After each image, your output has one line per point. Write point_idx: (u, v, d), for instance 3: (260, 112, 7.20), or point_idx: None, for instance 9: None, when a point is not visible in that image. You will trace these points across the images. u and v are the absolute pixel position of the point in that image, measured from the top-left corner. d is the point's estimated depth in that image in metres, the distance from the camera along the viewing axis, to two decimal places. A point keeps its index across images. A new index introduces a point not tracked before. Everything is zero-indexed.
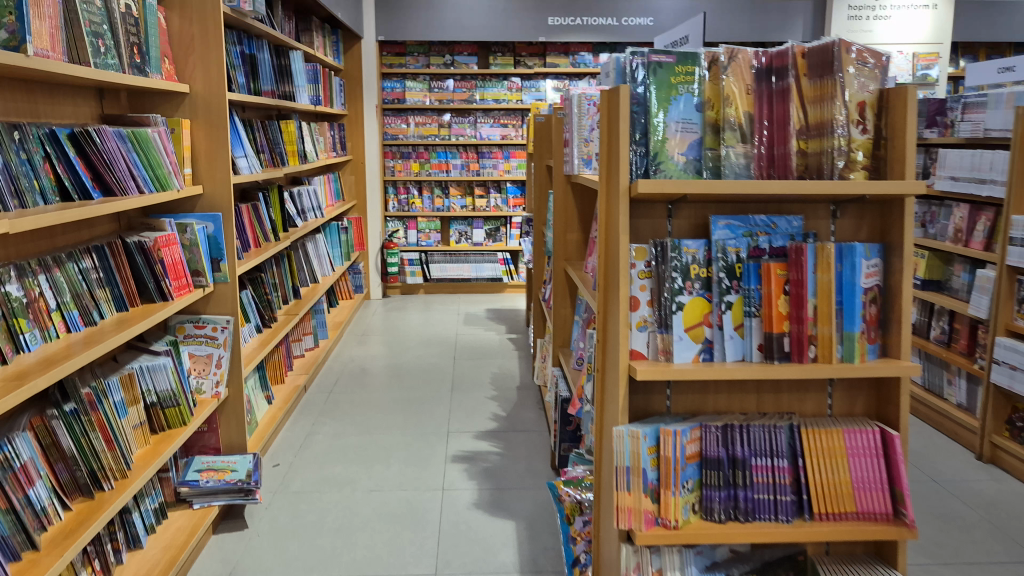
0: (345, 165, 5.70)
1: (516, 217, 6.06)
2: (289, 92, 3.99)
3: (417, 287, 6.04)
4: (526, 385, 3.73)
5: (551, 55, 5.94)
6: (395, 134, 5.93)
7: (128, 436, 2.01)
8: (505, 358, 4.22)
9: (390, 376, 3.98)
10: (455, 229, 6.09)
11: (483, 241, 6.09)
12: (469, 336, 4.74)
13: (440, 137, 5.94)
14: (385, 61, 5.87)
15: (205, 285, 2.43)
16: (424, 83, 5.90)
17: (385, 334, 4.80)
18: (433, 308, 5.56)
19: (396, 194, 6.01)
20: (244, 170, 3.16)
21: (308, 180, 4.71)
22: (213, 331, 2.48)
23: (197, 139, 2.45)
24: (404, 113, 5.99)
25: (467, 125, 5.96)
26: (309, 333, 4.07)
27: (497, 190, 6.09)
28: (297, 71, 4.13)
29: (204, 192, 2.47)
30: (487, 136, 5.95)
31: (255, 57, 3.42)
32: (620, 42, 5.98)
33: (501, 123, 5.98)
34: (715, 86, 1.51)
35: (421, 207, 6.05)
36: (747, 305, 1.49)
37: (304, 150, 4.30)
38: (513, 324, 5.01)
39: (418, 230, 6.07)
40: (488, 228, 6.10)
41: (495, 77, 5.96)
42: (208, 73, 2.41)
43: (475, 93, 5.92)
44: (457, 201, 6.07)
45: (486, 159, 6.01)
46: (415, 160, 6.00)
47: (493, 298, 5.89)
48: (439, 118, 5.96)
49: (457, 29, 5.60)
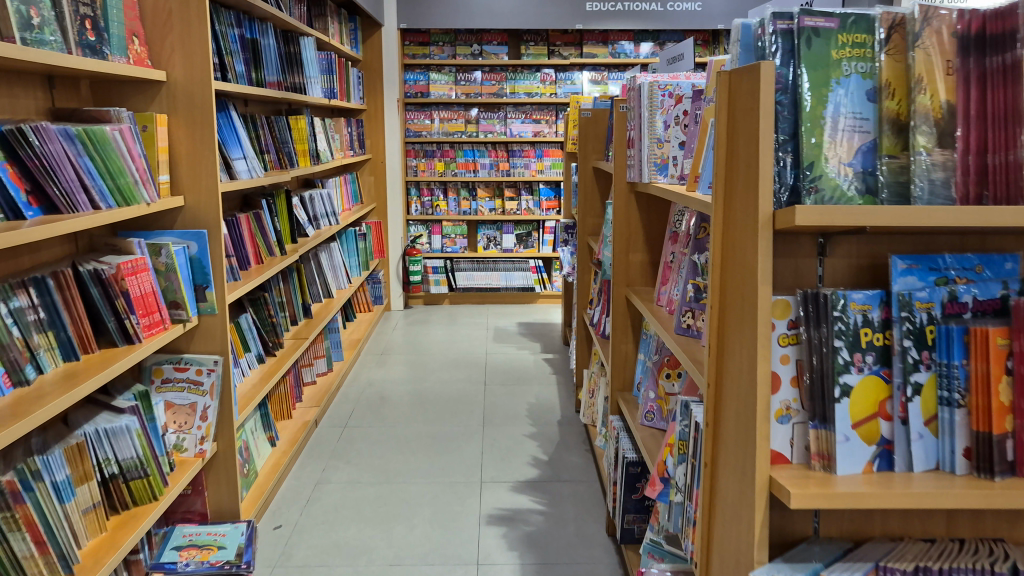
0: (364, 165, 5.24)
1: (549, 221, 5.57)
2: (300, 83, 3.54)
3: (441, 297, 5.56)
4: (569, 420, 3.26)
5: (588, 45, 5.47)
6: (419, 131, 5.46)
7: (75, 525, 1.54)
8: (543, 385, 3.74)
9: (412, 406, 3.51)
10: (483, 234, 5.62)
11: (513, 247, 5.61)
12: (500, 356, 4.27)
13: (467, 134, 5.50)
14: (408, 51, 5.42)
15: (186, 319, 1.97)
16: (450, 75, 5.43)
17: (407, 353, 4.33)
18: (459, 321, 5.09)
19: (419, 195, 5.54)
20: (243, 174, 2.71)
21: (322, 182, 4.26)
22: (198, 374, 2.03)
23: (177, 139, 1.99)
24: (428, 107, 5.52)
25: (497, 121, 5.50)
26: (322, 357, 3.62)
27: (528, 191, 5.61)
28: (309, 60, 3.68)
29: (186, 204, 2.01)
30: (518, 133, 5.50)
31: (258, 42, 2.97)
32: (664, 30, 5.50)
33: (534, 118, 5.51)
34: (899, 65, 1.02)
35: (446, 210, 5.58)
36: (946, 387, 1.00)
37: (317, 149, 3.85)
38: (548, 341, 4.54)
39: (443, 235, 5.60)
40: (519, 232, 5.62)
41: (528, 68, 5.50)
42: (190, 57, 1.95)
43: (505, 86, 5.47)
44: (485, 204, 5.60)
45: (517, 157, 5.53)
46: (440, 158, 5.53)
47: (524, 310, 5.41)
48: (465, 113, 5.49)
49: (486, 16, 5.15)
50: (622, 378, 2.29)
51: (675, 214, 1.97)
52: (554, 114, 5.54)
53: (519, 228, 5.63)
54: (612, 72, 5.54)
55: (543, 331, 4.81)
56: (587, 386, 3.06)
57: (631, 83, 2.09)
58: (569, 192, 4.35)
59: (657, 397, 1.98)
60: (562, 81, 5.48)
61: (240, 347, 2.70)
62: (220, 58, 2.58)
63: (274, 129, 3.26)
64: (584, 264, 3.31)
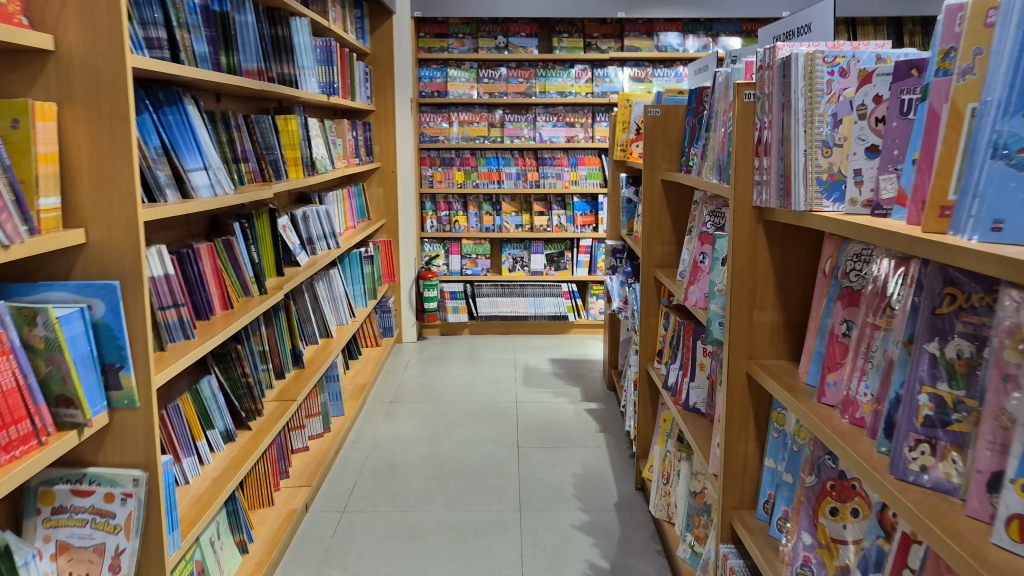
0: (372, 175, 4.56)
1: (585, 240, 4.86)
2: (290, 75, 2.86)
3: (460, 326, 4.86)
4: (630, 506, 2.55)
5: (630, 37, 4.80)
6: (435, 135, 4.83)
7: None
8: (590, 450, 3.04)
9: (429, 479, 2.80)
10: (507, 253, 4.92)
11: (543, 269, 4.90)
12: (534, 406, 3.57)
13: (490, 140, 4.85)
14: (423, 44, 4.77)
15: (85, 422, 1.26)
16: (472, 71, 4.81)
17: (422, 402, 3.63)
18: (482, 358, 4.39)
19: (435, 210, 4.86)
20: (204, 192, 2.02)
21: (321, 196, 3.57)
22: (107, 500, 1.33)
23: (74, 141, 1.29)
24: (445, 109, 4.87)
25: (524, 125, 4.85)
26: (318, 413, 2.93)
27: (560, 205, 4.90)
28: (303, 48, 3.01)
29: (89, 240, 1.31)
30: (549, 139, 4.84)
31: (232, 17, 2.29)
32: (717, 19, 4.82)
33: (567, 121, 4.86)
34: None
35: (466, 226, 4.89)
36: None
37: (313, 157, 3.16)
38: (590, 386, 3.83)
39: (462, 255, 4.90)
40: (550, 252, 4.91)
41: (560, 64, 4.84)
42: (90, 12, 1.25)
43: (534, 83, 4.82)
44: (510, 219, 4.91)
45: (547, 166, 4.85)
46: (459, 167, 4.85)
47: (556, 343, 4.70)
48: (489, 115, 4.86)
49: (514, 3, 4.50)
50: (740, 491, 1.58)
51: (848, 260, 1.26)
52: (590, 117, 4.85)
53: (550, 247, 4.91)
54: (658, 68, 4.86)
55: (581, 373, 4.10)
56: (660, 466, 2.36)
57: (766, 59, 1.39)
58: (614, 207, 3.67)
59: (816, 544, 1.29)
60: (602, 77, 4.82)
61: (197, 423, 2.00)
62: (170, 31, 1.88)
63: (255, 132, 2.58)
64: (650, 303, 2.61)
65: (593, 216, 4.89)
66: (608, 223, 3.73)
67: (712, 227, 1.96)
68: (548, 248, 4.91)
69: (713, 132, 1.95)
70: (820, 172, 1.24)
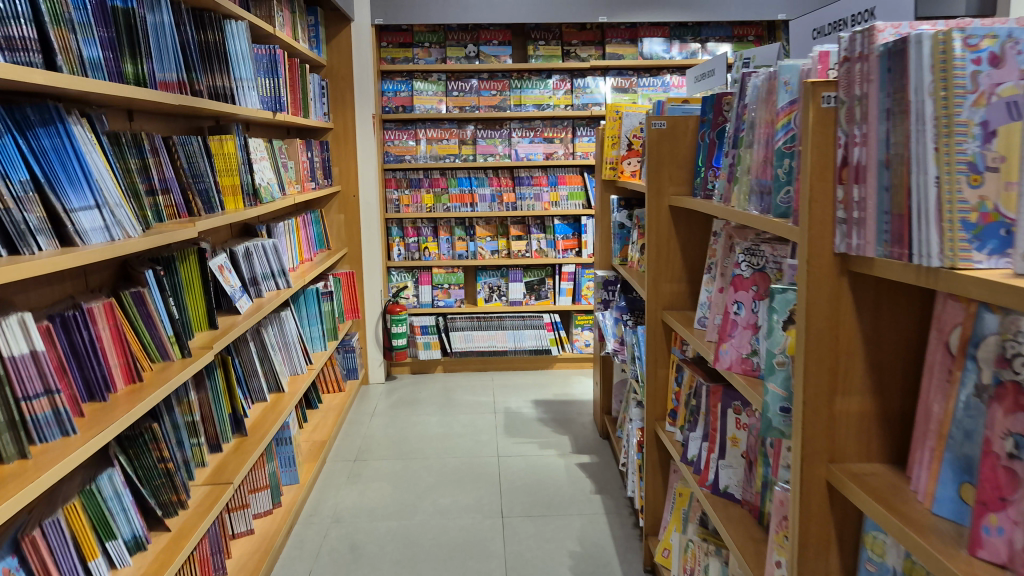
0: (331, 200, 4.12)
1: (567, 266, 4.45)
2: (226, 89, 2.43)
3: (433, 364, 4.45)
4: None
5: (612, 44, 4.41)
6: (401, 154, 4.42)
7: None
8: (587, 519, 2.62)
9: (399, 564, 2.35)
10: (483, 282, 4.48)
11: (522, 299, 4.47)
12: (518, 462, 3.15)
13: (461, 159, 4.45)
14: (385, 55, 4.36)
15: None
16: (440, 84, 4.40)
17: (392, 460, 3.19)
18: (458, 401, 3.96)
19: (403, 236, 4.43)
20: (98, 236, 1.57)
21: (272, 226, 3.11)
22: None
23: None
24: (412, 125, 4.45)
25: (497, 142, 4.46)
26: (266, 487, 2.47)
27: (540, 229, 4.48)
28: (241, 56, 2.56)
29: None
30: (526, 156, 4.44)
31: (140, 15, 1.86)
32: (706, 23, 4.44)
33: (544, 137, 4.47)
34: None
35: (437, 253, 4.47)
36: None
37: (257, 184, 2.72)
38: (580, 435, 3.41)
39: (433, 285, 4.46)
40: (529, 280, 4.49)
41: (536, 74, 4.45)
42: None
43: (509, 96, 4.43)
44: (485, 245, 4.48)
45: (525, 186, 4.44)
46: (428, 189, 4.42)
47: (538, 382, 4.27)
48: (460, 131, 4.46)
49: (485, 8, 4.11)
50: None
51: (1006, 336, 0.85)
52: (571, 132, 4.47)
53: (530, 274, 4.49)
54: (642, 77, 4.48)
55: (569, 418, 3.68)
56: (679, 557, 1.94)
57: (858, 47, 0.98)
58: (603, 232, 3.26)
59: None
60: (582, 87, 4.44)
61: (91, 535, 1.54)
62: (44, 28, 1.45)
63: (179, 156, 2.14)
64: (656, 351, 2.21)
65: (575, 239, 4.48)
66: (597, 251, 3.32)
67: (748, 269, 1.55)
68: (528, 275, 4.49)
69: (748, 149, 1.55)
70: (965, 210, 0.83)
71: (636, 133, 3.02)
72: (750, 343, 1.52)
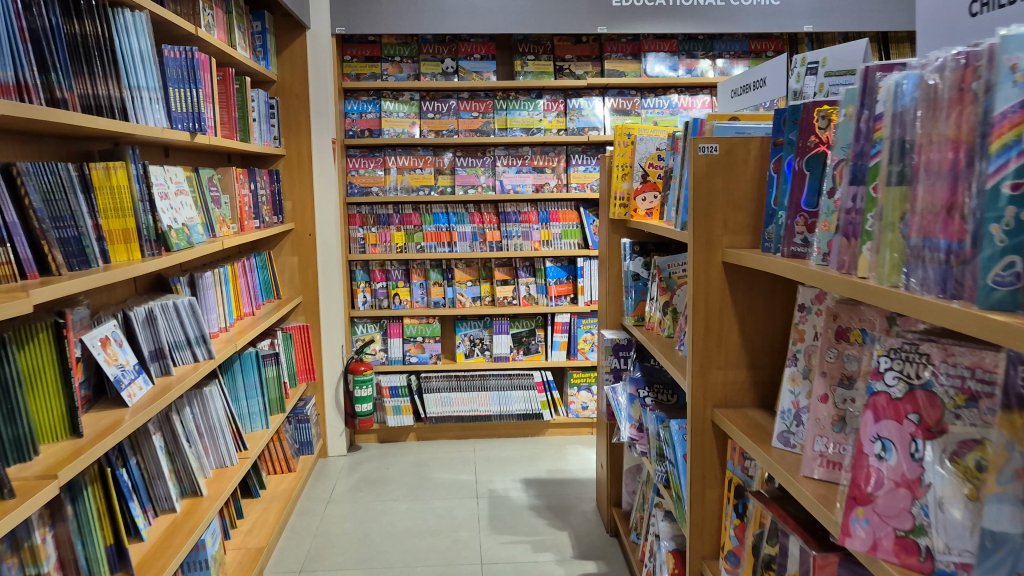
0: (282, 239, 3.49)
1: (561, 315, 3.83)
2: (114, 101, 1.80)
3: (404, 431, 3.81)
4: None
5: (611, 59, 3.83)
6: (367, 186, 3.80)
7: None
8: None
9: None
10: (462, 334, 3.85)
11: (508, 354, 3.84)
12: (506, 572, 2.50)
13: (437, 191, 3.85)
14: (349, 70, 3.75)
15: None
16: (414, 104, 3.81)
17: (347, 570, 2.52)
18: (433, 480, 3.31)
19: (369, 280, 3.80)
20: None
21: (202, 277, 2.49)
22: None
23: None
24: (380, 152, 3.84)
25: (478, 171, 3.87)
26: None
27: (529, 271, 3.87)
28: (140, 58, 1.94)
29: None
30: (512, 188, 3.84)
31: None
32: (719, 36, 3.87)
33: (534, 166, 3.88)
34: None
35: (409, 301, 3.84)
36: None
37: (167, 226, 2.10)
38: (584, 531, 2.77)
39: (405, 338, 3.82)
40: (517, 332, 3.86)
41: (524, 93, 3.87)
42: None
43: (493, 118, 3.84)
44: (465, 291, 3.86)
45: (511, 223, 3.83)
46: (399, 226, 3.80)
47: (528, 454, 3.63)
48: (436, 159, 3.86)
49: (464, 15, 3.52)
50: None
51: None
52: (564, 160, 3.89)
53: (518, 324, 3.86)
54: (646, 98, 3.90)
55: (567, 505, 3.04)
56: None
57: None
58: (611, 283, 2.66)
59: None
60: (576, 108, 3.87)
61: None
62: None
63: (27, 192, 1.51)
64: (704, 465, 1.59)
65: (570, 284, 3.87)
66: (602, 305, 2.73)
67: (897, 384, 0.93)
68: (515, 326, 3.86)
69: (897, 185, 0.94)
70: None
71: (655, 161, 2.43)
72: (910, 513, 0.91)
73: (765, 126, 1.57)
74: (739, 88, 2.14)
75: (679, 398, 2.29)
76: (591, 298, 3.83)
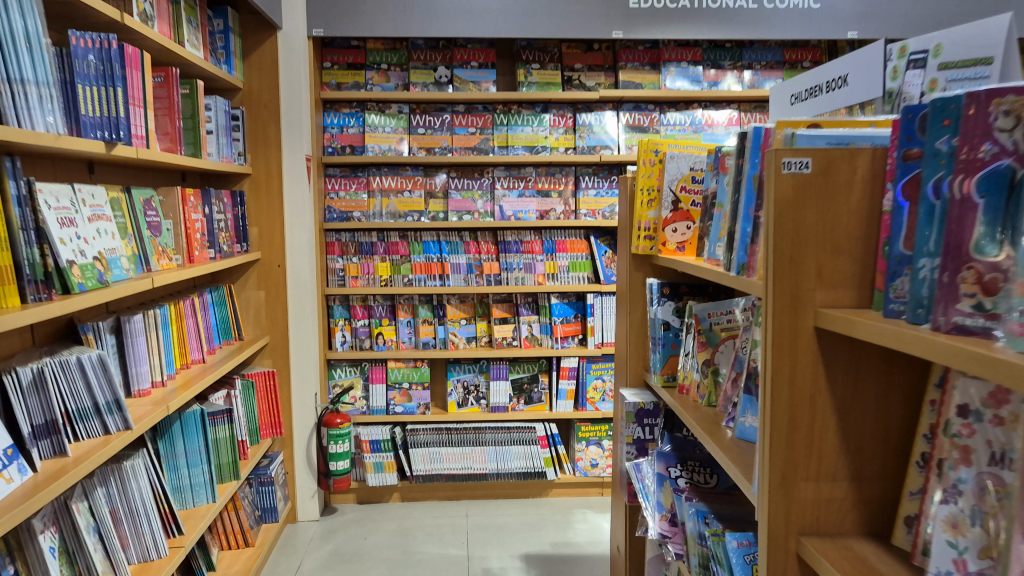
0: (247, 271, 3.03)
1: (568, 359, 3.36)
2: None
3: (387, 491, 3.33)
4: None
5: (626, 69, 3.39)
6: (348, 210, 3.35)
7: None
8: None
9: None
10: (455, 380, 3.38)
11: (507, 404, 3.37)
12: None
13: (427, 218, 3.40)
14: (329, 79, 3.30)
15: None
16: (403, 118, 3.39)
17: None
18: (418, 554, 2.83)
19: (350, 318, 3.34)
20: None
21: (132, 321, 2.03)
22: None
23: None
24: (364, 171, 3.39)
25: (475, 195, 3.42)
26: None
27: (531, 309, 3.40)
28: (28, 41, 1.48)
29: None
30: (513, 215, 3.39)
31: None
32: (748, 45, 3.43)
33: (538, 190, 3.44)
34: None
35: (394, 341, 3.37)
36: None
37: (72, 261, 1.63)
38: None
39: (388, 384, 3.35)
40: (517, 379, 3.39)
41: (528, 107, 3.43)
42: None
43: (492, 135, 3.41)
44: (458, 330, 3.39)
45: (511, 253, 3.37)
46: (384, 256, 3.35)
47: (528, 520, 3.15)
48: (427, 180, 3.42)
49: (460, 16, 3.09)
50: None
51: None
52: (572, 184, 3.45)
53: (519, 368, 3.39)
54: (666, 114, 3.45)
55: None
56: None
57: None
58: (633, 330, 2.19)
59: None
60: (587, 124, 3.43)
61: None
62: None
63: None
64: None
65: (578, 323, 3.41)
66: (618, 347, 2.32)
67: None
68: (514, 371, 3.39)
69: None
70: None
71: (686, 186, 2.00)
72: None
73: (872, 134, 1.10)
74: (803, 96, 1.67)
75: (718, 480, 1.84)
76: (601, 341, 3.37)
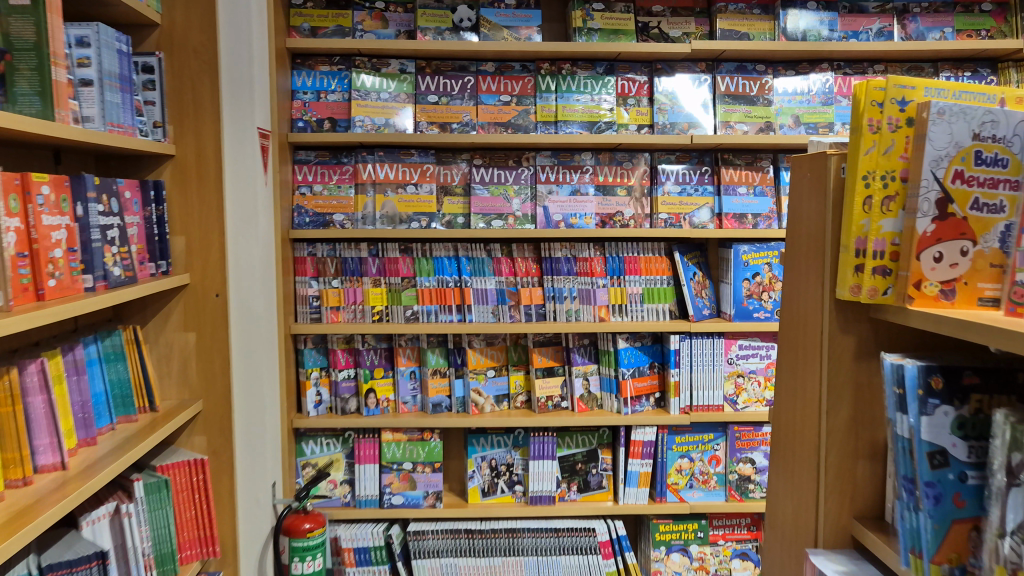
0: (165, 305, 2.00)
1: (641, 429, 2.35)
2: None
3: None
4: None
5: (727, 13, 2.37)
6: (327, 212, 2.35)
7: None
8: None
9: None
10: (478, 458, 2.37)
11: (554, 493, 2.35)
12: None
13: (441, 225, 2.39)
14: (300, 21, 2.30)
15: None
16: (407, 80, 2.37)
17: None
18: None
19: (330, 369, 2.34)
20: None
21: None
22: None
23: None
24: (350, 156, 2.39)
25: (508, 191, 2.39)
26: None
27: (588, 355, 2.41)
28: None
29: None
30: (562, 221, 2.40)
31: None
32: None
33: (600, 186, 2.43)
34: None
35: (392, 403, 2.37)
36: None
37: None
38: None
39: (382, 465, 2.33)
40: (568, 456, 2.38)
41: (586, 66, 2.42)
42: None
43: (534, 106, 2.40)
44: (483, 386, 2.37)
45: (561, 275, 2.36)
46: (377, 278, 2.34)
47: None
48: (443, 170, 2.40)
49: None
50: None
51: None
52: (648, 177, 2.45)
53: (571, 441, 2.38)
54: (780, 79, 2.42)
55: None
56: None
57: None
58: (832, 442, 1.15)
59: None
60: (666, 94, 2.40)
61: None
62: None
63: None
64: None
65: (653, 378, 2.41)
66: (786, 456, 1.29)
67: None
68: (563, 447, 2.38)
69: None
70: None
71: (966, 170, 1.00)
72: None
73: None
74: None
75: None
76: (687, 405, 2.36)
